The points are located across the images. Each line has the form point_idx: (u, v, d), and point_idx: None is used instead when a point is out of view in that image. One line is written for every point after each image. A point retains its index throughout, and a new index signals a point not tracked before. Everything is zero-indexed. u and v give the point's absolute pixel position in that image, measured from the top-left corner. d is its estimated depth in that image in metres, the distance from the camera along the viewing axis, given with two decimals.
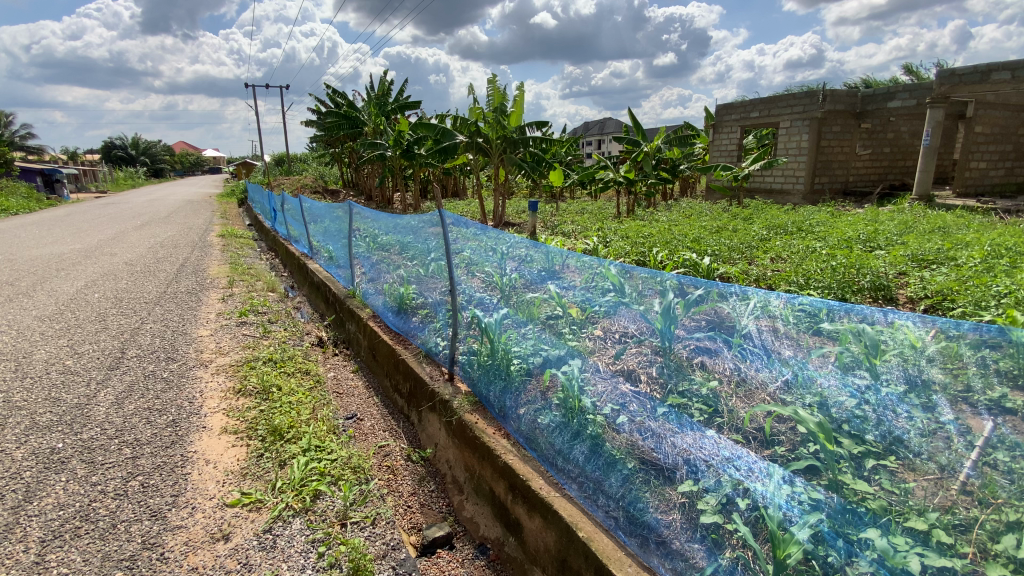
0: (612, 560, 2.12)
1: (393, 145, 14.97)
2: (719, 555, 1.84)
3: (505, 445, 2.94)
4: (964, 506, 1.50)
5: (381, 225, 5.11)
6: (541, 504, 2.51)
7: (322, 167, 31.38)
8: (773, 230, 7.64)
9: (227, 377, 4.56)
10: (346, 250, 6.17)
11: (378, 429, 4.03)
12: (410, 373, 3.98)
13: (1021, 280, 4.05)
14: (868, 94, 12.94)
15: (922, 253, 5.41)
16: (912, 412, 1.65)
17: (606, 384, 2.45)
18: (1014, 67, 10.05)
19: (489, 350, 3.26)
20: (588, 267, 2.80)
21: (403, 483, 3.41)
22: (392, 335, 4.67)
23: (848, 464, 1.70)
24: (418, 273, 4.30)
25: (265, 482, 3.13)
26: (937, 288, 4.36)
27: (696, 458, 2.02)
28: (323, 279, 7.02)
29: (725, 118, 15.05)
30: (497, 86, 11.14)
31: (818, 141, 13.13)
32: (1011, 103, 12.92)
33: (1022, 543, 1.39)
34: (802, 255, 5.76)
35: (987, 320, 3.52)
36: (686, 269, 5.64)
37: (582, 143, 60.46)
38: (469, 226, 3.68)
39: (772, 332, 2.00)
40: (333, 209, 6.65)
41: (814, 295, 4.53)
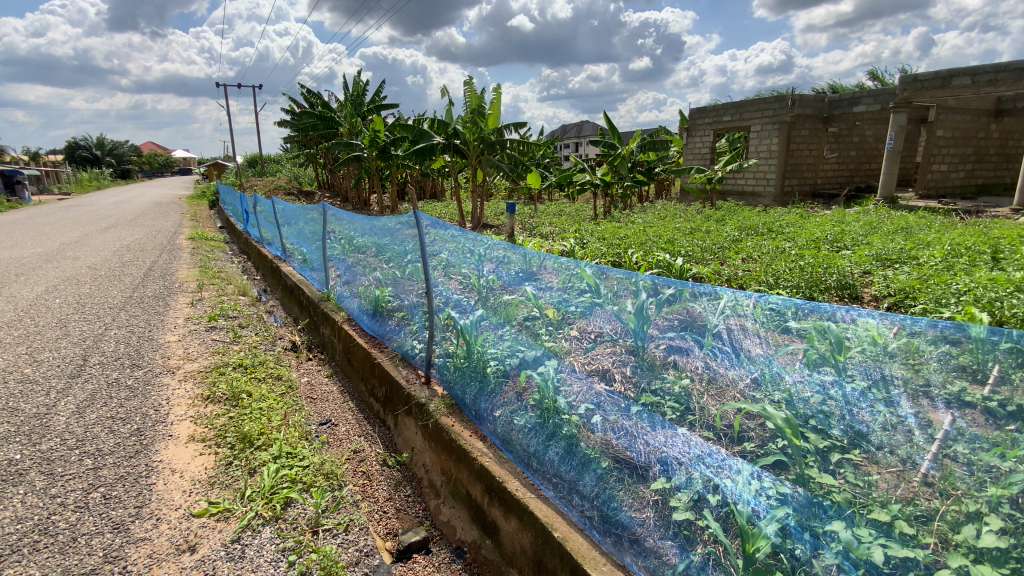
0: (586, 559, 2.12)
1: (369, 147, 14.79)
2: (691, 552, 1.86)
3: (481, 447, 2.91)
4: (926, 497, 1.54)
5: (357, 227, 5.04)
6: (517, 505, 2.50)
7: (297, 169, 30.90)
8: (745, 231, 7.82)
9: (196, 383, 4.43)
10: (320, 253, 6.07)
11: (353, 434, 3.97)
12: (386, 377, 3.93)
13: (979, 279, 4.20)
14: (834, 99, 13.37)
15: (885, 253, 5.59)
16: (875, 406, 1.70)
17: (581, 384, 2.48)
18: (973, 73, 10.44)
19: (466, 352, 3.24)
20: (565, 268, 2.81)
21: (379, 488, 3.35)
22: (367, 338, 4.61)
23: (814, 458, 1.74)
24: (394, 275, 4.25)
25: (234, 490, 3.05)
26: (899, 286, 4.50)
27: (668, 455, 2.04)
28: (297, 282, 6.90)
29: (698, 122, 15.35)
30: (473, 88, 11.12)
31: (787, 144, 13.48)
32: (971, 107, 13.46)
33: (980, 533, 1.44)
34: (772, 256, 5.90)
35: (947, 316, 3.66)
36: (660, 269, 5.71)
37: (560, 147, 61.16)
38: (446, 229, 3.65)
39: (742, 330, 2.04)
40: (307, 211, 6.54)
41: (784, 294, 4.65)
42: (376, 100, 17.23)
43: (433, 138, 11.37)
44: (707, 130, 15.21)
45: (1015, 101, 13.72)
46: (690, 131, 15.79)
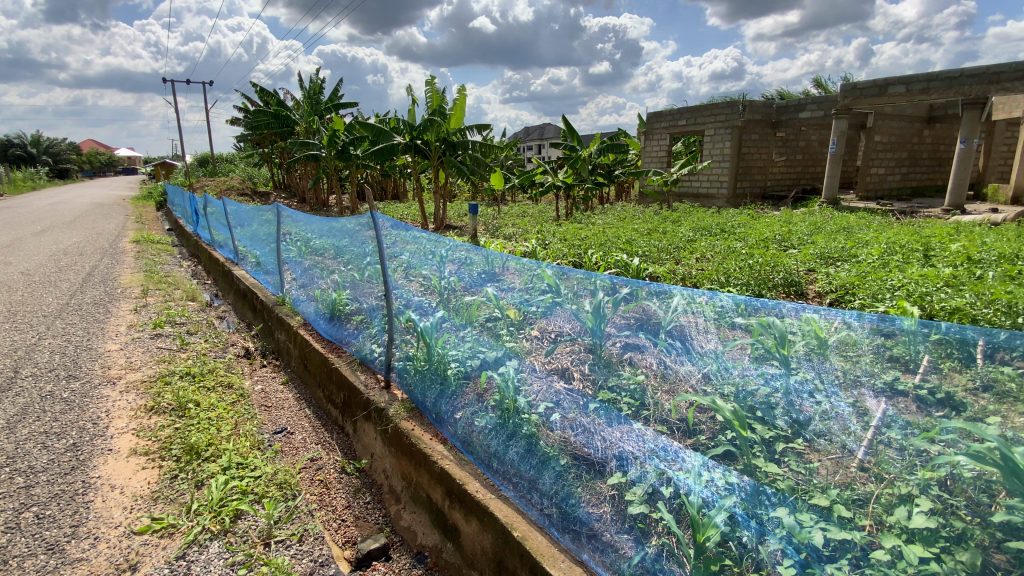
0: (545, 557, 2.13)
1: (327, 146, 14.43)
2: (646, 544, 1.90)
3: (441, 450, 2.88)
4: (862, 482, 1.63)
5: (314, 228, 4.90)
6: (476, 507, 2.49)
7: (251, 168, 29.82)
8: (699, 231, 8.09)
9: (139, 394, 4.20)
10: (275, 256, 5.88)
11: (310, 442, 3.85)
12: (344, 382, 3.84)
13: (910, 275, 4.49)
14: (782, 105, 13.97)
15: (827, 251, 5.88)
16: (815, 396, 1.79)
17: (541, 383, 2.49)
18: (907, 82, 11.10)
19: (426, 355, 3.20)
20: (526, 269, 2.84)
21: (337, 496, 3.27)
22: (324, 343, 4.50)
23: (760, 447, 1.84)
24: (353, 278, 4.16)
25: (179, 505, 2.90)
26: (840, 284, 4.75)
27: (624, 450, 2.08)
28: (250, 286, 6.65)
29: (656, 126, 15.78)
30: (435, 88, 11.04)
31: (739, 148, 14.02)
32: (905, 115, 14.37)
33: (912, 514, 1.52)
34: (723, 255, 6.12)
35: (882, 310, 3.88)
36: (618, 269, 5.83)
37: (523, 148, 61.53)
38: (407, 230, 3.61)
39: (696, 326, 2.11)
40: (261, 212, 6.31)
41: (735, 291, 4.85)
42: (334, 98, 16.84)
43: (394, 138, 11.21)
44: (664, 134, 15.67)
45: (944, 109, 14.71)
46: (647, 134, 16.20)
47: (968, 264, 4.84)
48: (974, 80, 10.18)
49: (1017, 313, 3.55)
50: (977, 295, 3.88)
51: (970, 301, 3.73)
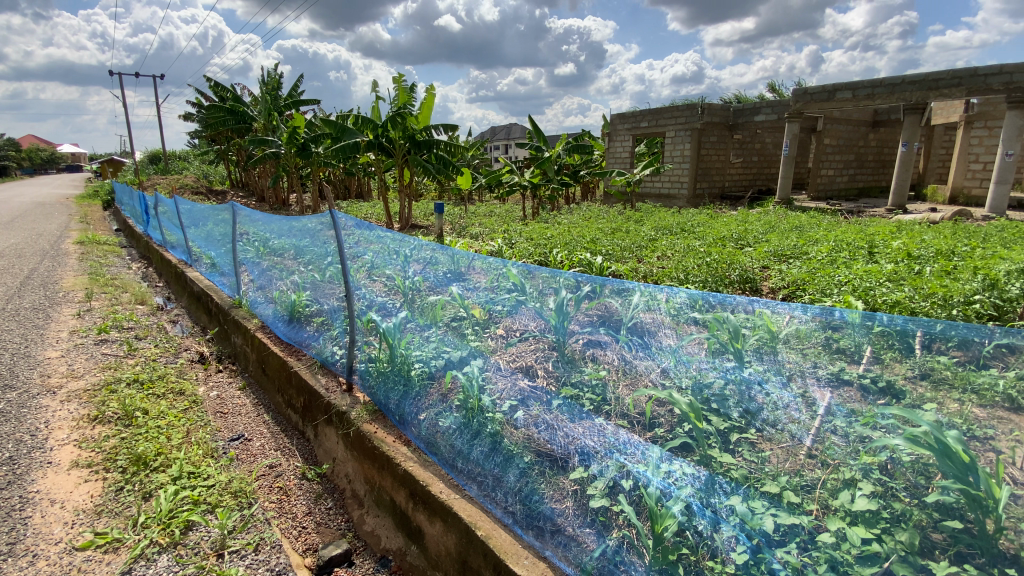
0: (509, 554, 2.12)
1: (287, 143, 14.00)
2: (607, 537, 1.92)
3: (405, 452, 2.84)
4: (810, 468, 1.69)
5: (272, 228, 4.75)
6: (440, 508, 2.46)
7: (206, 166, 28.71)
8: (660, 230, 8.27)
9: (82, 403, 3.97)
10: (231, 257, 5.67)
11: (269, 449, 3.73)
12: (304, 387, 3.73)
13: (855, 271, 4.72)
14: (738, 108, 14.34)
15: (781, 249, 6.12)
16: (767, 387, 1.86)
17: (505, 381, 2.50)
18: (853, 88, 11.63)
19: (388, 356, 3.13)
20: (492, 268, 2.85)
21: (297, 503, 3.18)
22: (283, 346, 4.36)
23: (716, 439, 1.88)
24: (313, 279, 4.05)
25: (125, 518, 2.76)
26: (792, 279, 4.93)
27: (586, 446, 2.10)
28: (204, 288, 6.40)
29: (619, 127, 16.11)
30: (401, 85, 10.90)
31: (698, 150, 14.41)
32: (852, 119, 15.10)
33: (854, 497, 1.58)
34: (683, 253, 6.29)
35: (830, 304, 4.06)
36: (582, 268, 5.89)
37: (490, 148, 61.74)
38: (370, 229, 3.55)
39: (655, 323, 2.18)
40: (215, 211, 6.07)
41: (694, 288, 4.98)
42: (294, 94, 16.38)
43: (357, 135, 10.97)
44: (627, 135, 15.97)
45: (888, 114, 15.55)
46: (611, 135, 16.54)
47: (908, 260, 5.14)
48: (914, 86, 10.68)
49: (950, 305, 3.78)
50: (916, 289, 4.12)
51: (909, 294, 3.94)
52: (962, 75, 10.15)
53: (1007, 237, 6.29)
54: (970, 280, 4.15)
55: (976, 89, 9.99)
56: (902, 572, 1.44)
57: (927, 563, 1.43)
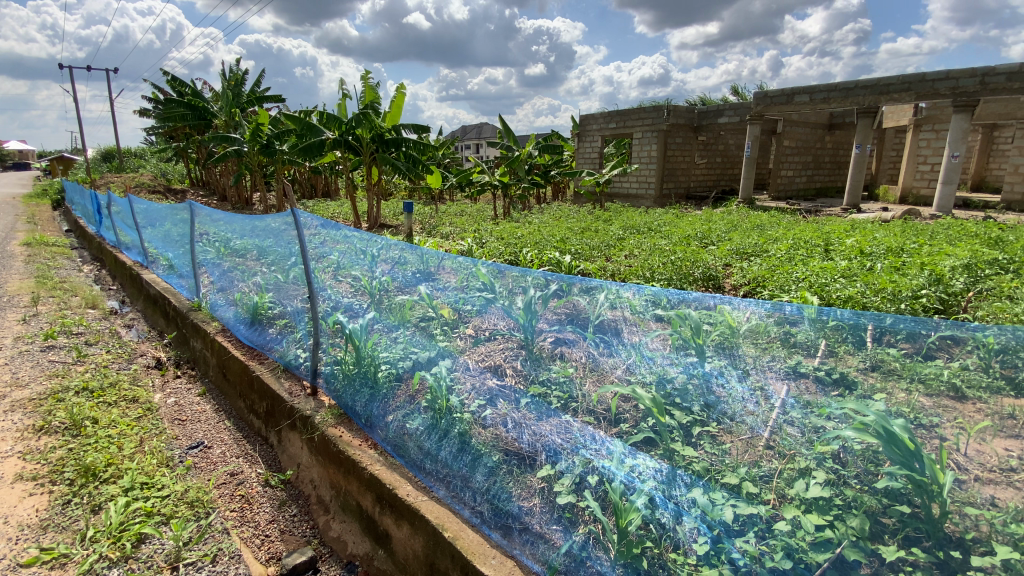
0: (476, 554, 2.10)
1: (250, 141, 13.59)
2: (574, 533, 1.93)
3: (372, 455, 2.78)
4: (768, 460, 1.74)
5: (233, 228, 4.60)
6: (407, 511, 2.42)
7: (163, 164, 27.56)
8: (627, 230, 8.38)
9: (26, 414, 3.75)
10: (189, 259, 5.46)
11: (230, 456, 3.61)
12: (267, 391, 3.62)
13: (812, 268, 4.90)
14: (703, 111, 14.72)
15: (742, 247, 6.30)
16: (729, 381, 1.91)
17: (474, 381, 2.48)
18: (810, 92, 12.11)
19: (355, 358, 3.06)
20: (462, 267, 2.83)
21: (260, 511, 3.08)
22: (245, 350, 4.23)
23: (678, 432, 1.92)
24: (276, 280, 3.93)
25: (73, 532, 2.63)
26: (752, 276, 5.08)
27: (553, 443, 2.11)
28: (161, 291, 6.15)
29: (588, 127, 16.29)
30: (368, 83, 10.74)
31: (664, 151, 14.70)
32: (809, 122, 15.67)
33: (808, 485, 1.64)
34: (649, 251, 6.40)
35: (787, 300, 4.20)
36: (551, 267, 5.92)
37: (460, 148, 61.62)
38: (336, 229, 3.46)
39: (622, 320, 2.21)
40: (173, 211, 5.84)
41: (658, 285, 5.07)
42: (257, 90, 15.93)
43: (322, 133, 10.75)
44: (597, 135, 16.16)
45: (842, 117, 16.23)
46: (581, 135, 16.69)
47: (861, 257, 5.37)
48: (867, 91, 11.16)
49: (898, 300, 3.95)
50: (867, 284, 4.29)
51: (861, 289, 4.10)
52: (911, 80, 10.67)
53: (952, 235, 6.63)
54: (918, 275, 4.37)
55: (924, 94, 10.48)
56: (852, 556, 1.49)
57: (876, 547, 1.49)
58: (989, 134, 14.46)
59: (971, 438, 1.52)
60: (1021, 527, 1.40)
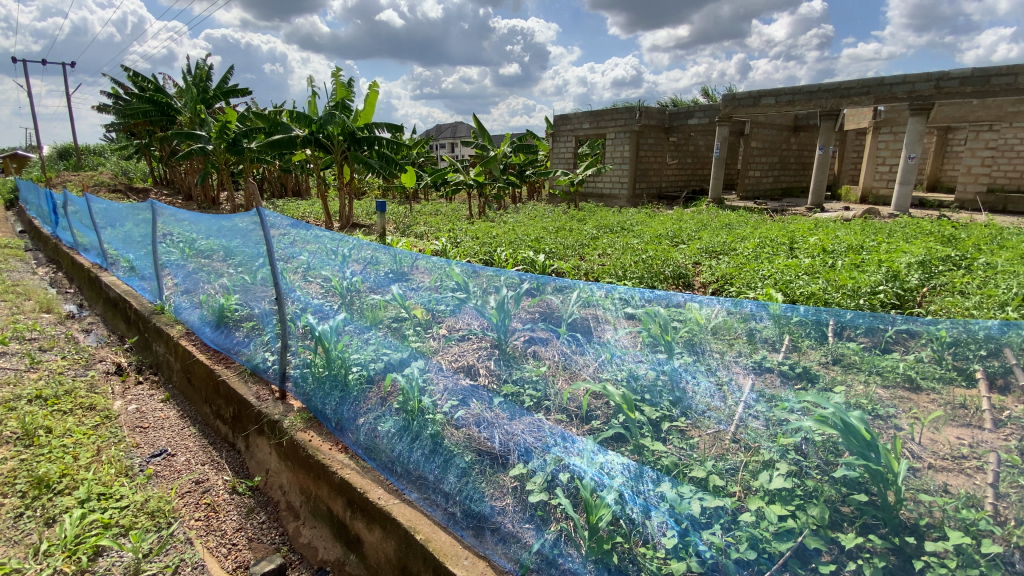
0: (448, 556, 2.09)
1: (215, 139, 13.20)
2: (546, 531, 1.94)
3: (342, 459, 2.73)
4: (734, 453, 1.78)
5: (197, 228, 4.45)
6: (379, 514, 2.39)
7: (124, 162, 26.55)
8: (600, 230, 8.45)
9: None
10: (151, 260, 5.26)
11: (195, 463, 3.50)
12: (233, 396, 3.52)
13: (777, 266, 5.03)
14: (673, 112, 14.97)
15: (711, 246, 6.43)
16: (699, 377, 1.94)
17: (447, 382, 2.46)
18: (776, 94, 12.48)
19: (325, 361, 2.99)
20: (436, 267, 2.81)
21: (226, 519, 3.00)
22: (210, 353, 4.10)
23: (648, 428, 1.94)
24: (243, 281, 3.82)
25: (25, 547, 2.51)
26: (721, 274, 5.19)
27: (525, 442, 2.11)
28: (121, 294, 5.91)
29: (562, 128, 16.40)
30: (339, 80, 10.57)
31: (636, 151, 14.91)
32: (775, 124, 16.11)
33: (773, 477, 1.68)
34: (621, 251, 6.49)
35: (753, 297, 4.31)
36: (525, 266, 5.93)
37: (435, 148, 61.10)
38: (306, 229, 3.39)
39: (595, 319, 2.24)
40: (134, 211, 5.63)
41: (630, 284, 5.14)
42: (223, 86, 15.48)
43: (292, 130, 10.51)
44: (570, 135, 16.28)
45: (807, 120, 16.74)
46: (555, 135, 16.78)
47: (824, 255, 5.55)
48: (829, 94, 11.54)
49: (858, 296, 4.10)
50: (829, 281, 4.43)
51: (823, 286, 4.23)
52: (870, 84, 11.05)
53: (909, 233, 6.91)
54: (876, 272, 4.53)
55: (883, 97, 10.89)
56: (813, 545, 1.54)
57: (837, 535, 1.54)
58: (943, 136, 15.14)
59: (926, 427, 1.60)
60: (970, 512, 1.48)
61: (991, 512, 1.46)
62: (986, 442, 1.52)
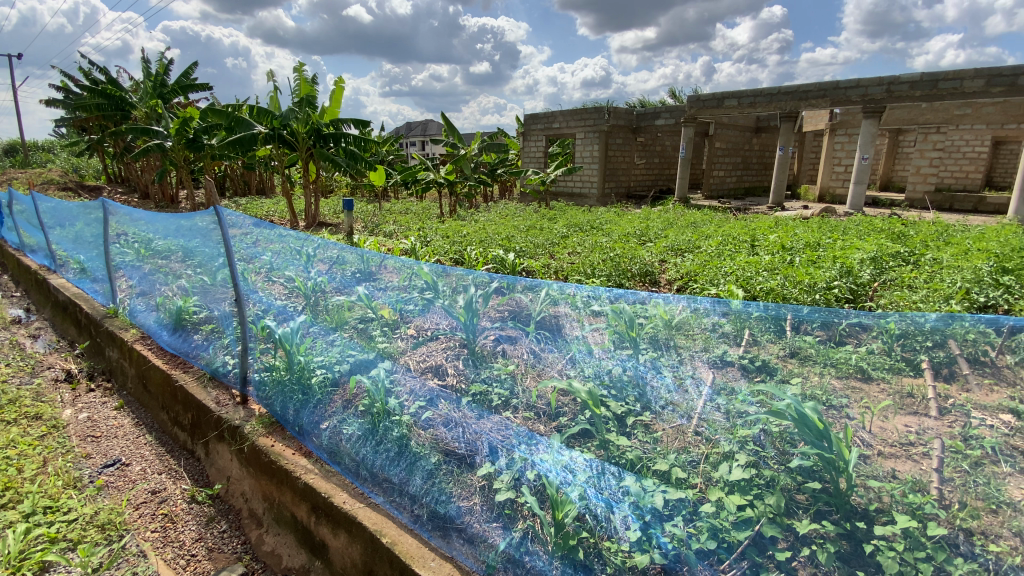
0: (415, 558, 2.07)
1: (174, 135, 12.72)
2: (512, 530, 1.93)
3: (305, 464, 2.66)
4: (696, 446, 1.82)
5: (153, 227, 4.28)
6: (343, 519, 2.35)
7: (75, 159, 25.32)
8: (571, 228, 8.54)
9: None
10: (104, 262, 5.03)
11: (151, 472, 3.36)
12: (191, 401, 3.40)
13: (738, 263, 5.17)
14: (641, 112, 15.22)
15: (676, 244, 6.57)
16: (662, 372, 1.99)
17: (414, 383, 2.43)
18: (739, 96, 12.81)
19: (286, 364, 2.91)
20: (404, 266, 2.78)
21: (184, 529, 2.89)
22: (167, 358, 3.95)
23: (613, 423, 1.97)
24: (202, 283, 3.69)
25: None
26: (685, 272, 5.30)
27: (493, 441, 2.09)
28: (71, 297, 5.63)
29: (533, 127, 16.47)
30: (303, 76, 10.34)
31: (605, 151, 15.10)
32: (738, 125, 16.57)
33: (732, 468, 1.72)
34: (590, 249, 6.56)
35: (715, 294, 4.42)
36: (495, 265, 5.93)
37: (405, 145, 60.23)
38: (270, 229, 3.31)
39: (565, 316, 2.28)
40: (84, 210, 5.36)
41: (599, 281, 5.21)
42: (182, 80, 14.91)
43: (254, 126, 10.17)
44: (540, 135, 16.36)
45: (768, 122, 17.28)
46: (525, 135, 16.84)
47: (782, 252, 5.74)
48: (789, 97, 11.94)
49: (814, 291, 4.26)
50: (787, 277, 4.58)
51: (781, 282, 4.38)
52: (825, 88, 11.48)
53: (861, 230, 7.21)
54: (831, 268, 4.71)
55: (838, 100, 11.32)
56: (770, 533, 1.58)
57: (792, 522, 1.58)
58: (895, 138, 15.86)
59: (875, 416, 1.68)
60: (917, 496, 1.54)
61: (936, 497, 1.53)
62: (931, 429, 1.61)
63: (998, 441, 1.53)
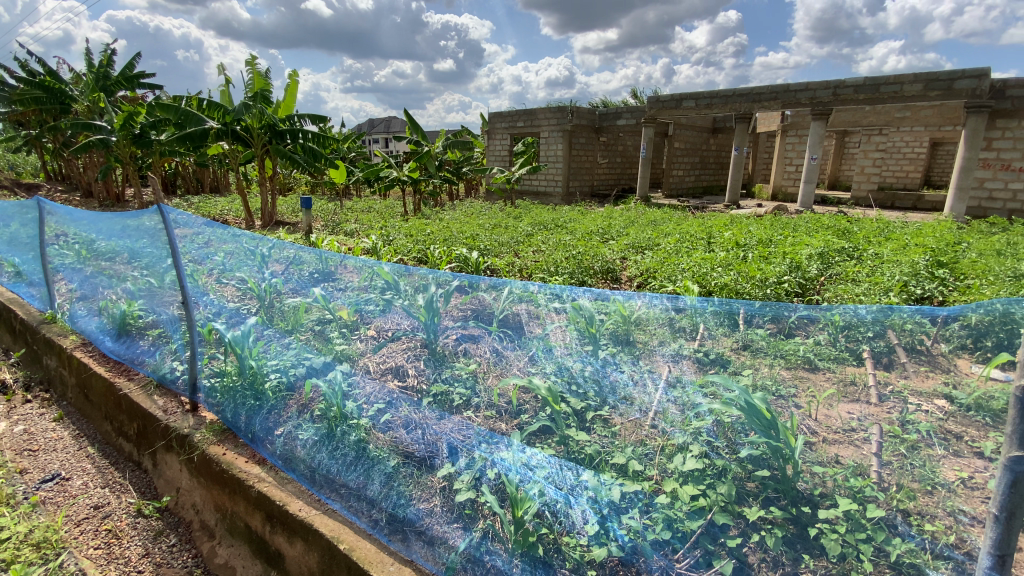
0: (372, 562, 2.03)
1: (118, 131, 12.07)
2: (472, 530, 1.92)
3: (258, 473, 2.56)
4: (653, 439, 1.85)
5: (94, 228, 4.04)
6: (299, 526, 2.28)
7: (7, 155, 23.60)
8: (535, 226, 8.59)
9: None
10: (40, 264, 4.72)
11: (93, 487, 3.18)
12: (137, 411, 3.23)
13: (694, 259, 5.31)
14: (603, 112, 15.43)
15: (637, 241, 6.70)
16: (621, 366, 2.02)
17: (373, 386, 2.38)
18: (696, 98, 13.14)
19: (238, 369, 2.81)
20: (364, 266, 2.72)
21: (130, 545, 2.75)
22: (111, 365, 3.75)
23: (573, 419, 1.99)
24: (147, 285, 3.51)
25: None
26: (645, 269, 5.40)
27: (452, 440, 2.08)
28: (4, 303, 5.25)
29: (497, 126, 16.47)
30: (257, 70, 9.97)
31: (569, 150, 15.23)
32: (696, 125, 17.04)
33: (685, 459, 1.77)
34: (552, 247, 6.62)
35: (673, 291, 4.53)
36: (458, 263, 5.91)
37: (368, 143, 59.09)
38: (223, 229, 3.18)
39: (528, 314, 2.30)
40: (19, 209, 5.03)
41: (562, 279, 5.25)
42: (128, 73, 14.16)
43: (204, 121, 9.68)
44: (505, 134, 16.39)
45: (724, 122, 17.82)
46: (489, 134, 16.82)
47: (736, 248, 5.96)
48: (743, 98, 12.36)
49: (766, 286, 4.42)
50: (740, 272, 4.74)
51: (735, 277, 4.53)
52: (778, 91, 11.93)
53: (810, 228, 7.55)
54: (781, 263, 4.89)
55: (789, 102, 11.78)
56: (721, 520, 1.63)
57: (742, 510, 1.64)
58: (841, 140, 16.67)
59: (820, 404, 1.77)
60: (857, 480, 1.61)
61: (876, 479, 1.60)
62: (869, 416, 1.71)
63: (932, 425, 1.65)
